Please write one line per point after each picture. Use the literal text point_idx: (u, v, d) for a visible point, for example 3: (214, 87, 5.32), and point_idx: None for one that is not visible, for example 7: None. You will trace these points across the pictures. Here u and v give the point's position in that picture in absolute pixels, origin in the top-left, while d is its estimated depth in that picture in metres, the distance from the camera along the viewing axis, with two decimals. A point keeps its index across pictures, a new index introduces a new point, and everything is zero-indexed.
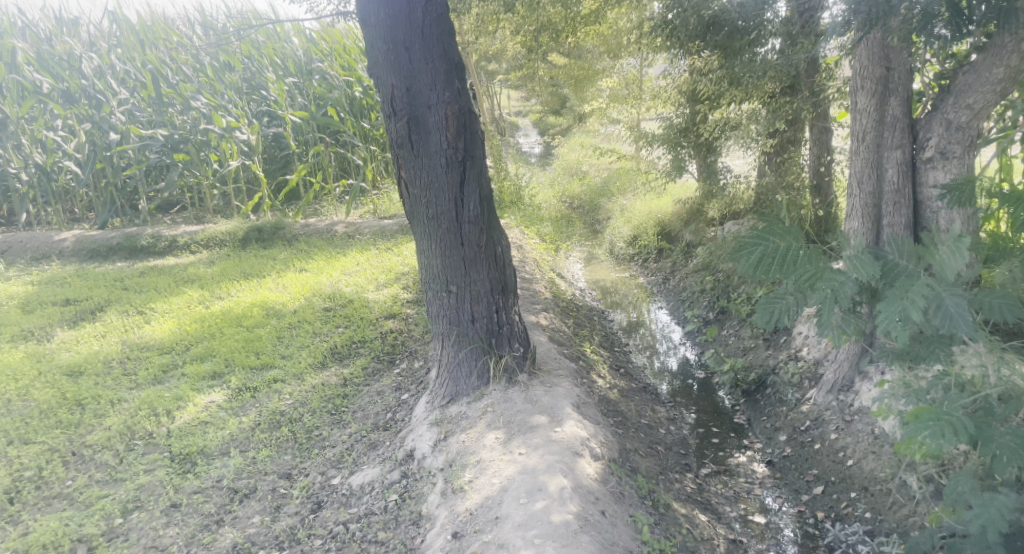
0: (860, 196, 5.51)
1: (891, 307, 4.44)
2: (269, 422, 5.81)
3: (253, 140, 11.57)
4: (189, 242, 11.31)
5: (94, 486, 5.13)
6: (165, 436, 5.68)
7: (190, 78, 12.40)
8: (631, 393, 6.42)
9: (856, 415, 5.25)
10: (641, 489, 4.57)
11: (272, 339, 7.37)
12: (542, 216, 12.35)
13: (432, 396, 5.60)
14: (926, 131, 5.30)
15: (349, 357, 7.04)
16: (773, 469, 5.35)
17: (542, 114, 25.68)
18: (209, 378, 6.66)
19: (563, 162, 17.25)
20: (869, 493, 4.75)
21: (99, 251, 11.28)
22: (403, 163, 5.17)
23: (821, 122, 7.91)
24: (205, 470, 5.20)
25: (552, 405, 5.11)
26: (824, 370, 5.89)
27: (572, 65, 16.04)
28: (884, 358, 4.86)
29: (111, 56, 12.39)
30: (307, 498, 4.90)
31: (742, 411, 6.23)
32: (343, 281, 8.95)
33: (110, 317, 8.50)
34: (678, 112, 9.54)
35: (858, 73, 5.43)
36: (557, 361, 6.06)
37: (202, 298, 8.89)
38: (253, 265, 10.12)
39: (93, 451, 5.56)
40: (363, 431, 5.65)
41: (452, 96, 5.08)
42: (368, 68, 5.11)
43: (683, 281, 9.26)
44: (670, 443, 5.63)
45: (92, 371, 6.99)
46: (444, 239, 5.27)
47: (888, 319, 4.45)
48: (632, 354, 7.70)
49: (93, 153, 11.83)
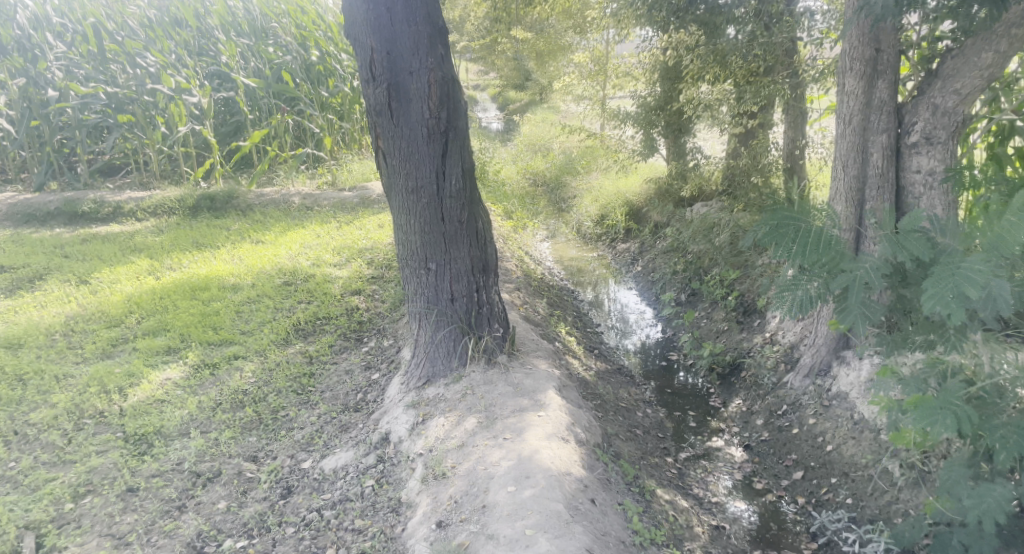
0: (845, 180, 5.39)
1: (936, 282, 3.98)
2: (231, 401, 5.52)
3: (205, 103, 10.95)
4: (134, 209, 10.68)
5: (40, 469, 4.75)
6: (117, 415, 5.32)
7: (136, 33, 11.66)
8: (607, 375, 6.33)
9: (834, 400, 5.26)
10: (627, 475, 4.49)
11: (230, 313, 7.00)
12: (507, 193, 12.14)
13: (407, 378, 5.40)
14: (911, 115, 5.22)
15: (313, 334, 6.74)
16: (751, 454, 5.35)
17: (501, 89, 25.32)
18: (163, 353, 6.30)
19: (525, 138, 17.03)
20: (849, 479, 4.77)
21: (36, 216, 10.60)
22: (382, 132, 4.89)
23: (798, 105, 7.73)
24: (163, 452, 4.88)
25: (534, 389, 4.98)
26: (800, 354, 5.86)
27: (536, 40, 15.79)
28: (880, 345, 4.64)
29: (48, 7, 11.55)
30: (276, 483, 4.65)
31: (717, 395, 6.21)
32: (302, 255, 8.58)
33: (50, 286, 7.96)
34: (650, 90, 9.39)
35: (846, 54, 5.28)
36: (535, 343, 5.92)
37: (151, 268, 8.41)
38: (205, 234, 9.65)
39: (37, 431, 5.16)
40: (332, 412, 5.42)
41: (436, 63, 4.81)
42: (346, 30, 4.79)
43: (652, 262, 9.22)
44: (647, 426, 5.57)
45: (32, 344, 6.52)
46: (424, 214, 5.03)
47: (935, 297, 3.95)
48: (604, 335, 7.62)
49: (28, 110, 11.24)
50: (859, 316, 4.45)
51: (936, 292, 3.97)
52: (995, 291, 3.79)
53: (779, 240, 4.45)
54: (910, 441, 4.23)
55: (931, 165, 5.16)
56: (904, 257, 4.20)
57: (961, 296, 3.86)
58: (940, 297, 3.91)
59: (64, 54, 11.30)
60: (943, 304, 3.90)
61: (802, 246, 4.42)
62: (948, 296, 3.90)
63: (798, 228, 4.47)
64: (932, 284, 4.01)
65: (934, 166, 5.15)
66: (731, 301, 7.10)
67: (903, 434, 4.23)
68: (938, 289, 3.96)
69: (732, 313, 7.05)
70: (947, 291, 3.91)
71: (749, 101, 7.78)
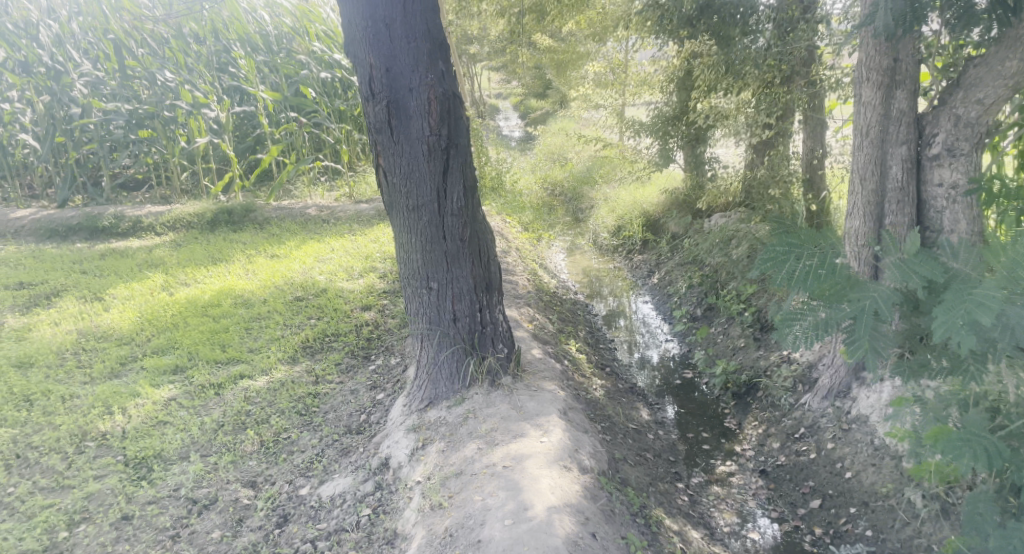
0: (863, 193, 5.17)
1: (951, 310, 3.77)
2: (233, 423, 5.44)
3: (223, 117, 10.97)
4: (153, 223, 10.74)
5: (37, 495, 4.72)
6: (119, 438, 5.28)
7: (156, 49, 11.75)
8: (618, 395, 6.14)
9: (853, 424, 5.03)
10: (633, 505, 4.31)
11: (239, 330, 6.94)
12: (524, 204, 12.00)
13: (410, 399, 5.28)
14: (932, 126, 4.98)
15: (321, 352, 6.64)
16: (766, 480, 5.13)
17: (522, 96, 25.21)
18: (170, 372, 6.24)
19: (545, 148, 16.90)
20: (869, 509, 4.55)
21: (58, 231, 10.71)
22: (382, 150, 4.79)
23: (816, 115, 7.45)
24: (161, 477, 4.84)
25: (538, 412, 4.84)
26: (818, 374, 5.63)
27: (555, 49, 15.68)
28: (899, 372, 4.42)
29: (72, 25, 11.70)
30: (273, 510, 4.58)
31: (732, 416, 6.00)
32: (316, 269, 8.52)
33: (65, 303, 7.98)
34: (667, 100, 9.21)
35: (863, 63, 5.05)
36: (542, 363, 5.76)
37: (166, 283, 8.41)
38: (221, 248, 9.65)
39: (39, 454, 5.13)
40: (335, 434, 5.32)
41: (436, 78, 4.69)
42: (345, 47, 4.70)
43: (669, 275, 9.01)
44: (659, 449, 5.38)
45: (43, 363, 6.51)
46: (426, 232, 4.91)
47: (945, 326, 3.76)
48: (618, 351, 7.44)
49: (53, 127, 11.29)
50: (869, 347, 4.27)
51: (948, 319, 3.77)
52: (1013, 320, 3.60)
53: (780, 266, 4.21)
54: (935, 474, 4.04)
55: (954, 178, 4.92)
56: (914, 284, 3.96)
57: (971, 324, 3.68)
58: (951, 327, 3.72)
59: (87, 71, 11.42)
60: (953, 331, 3.72)
61: (810, 275, 4.19)
62: (958, 323, 3.72)
63: (802, 254, 4.24)
64: (942, 309, 3.83)
65: (958, 178, 4.91)
66: (748, 317, 6.89)
67: (924, 466, 4.06)
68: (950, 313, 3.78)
69: (748, 329, 6.83)
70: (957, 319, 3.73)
71: (764, 111, 7.63)
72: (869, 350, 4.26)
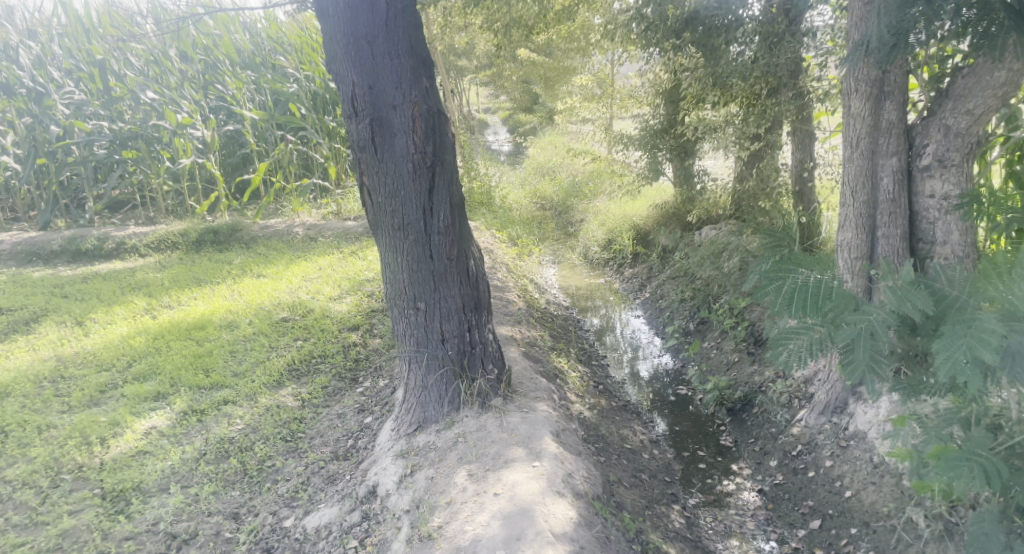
0: (854, 206, 5.09)
1: (954, 347, 3.74)
2: (216, 451, 5.29)
3: (208, 137, 10.84)
4: (137, 244, 10.56)
5: (9, 532, 4.58)
6: (96, 470, 5.11)
7: (140, 69, 11.57)
8: (611, 413, 6.02)
9: (851, 440, 4.94)
10: (629, 531, 4.22)
11: (223, 354, 6.77)
12: (513, 219, 11.93)
13: (397, 423, 5.14)
14: (922, 136, 4.92)
15: (308, 375, 6.48)
16: (764, 499, 5.02)
17: (510, 112, 25.21)
18: (151, 399, 6.05)
19: (534, 162, 16.85)
20: (870, 529, 4.44)
21: (39, 254, 10.50)
22: (366, 168, 4.68)
23: (804, 126, 7.38)
24: (140, 511, 4.72)
25: (530, 435, 4.72)
26: (815, 389, 5.52)
27: (542, 64, 15.70)
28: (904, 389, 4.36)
29: (54, 46, 11.52)
30: (256, 544, 4.51)
31: (728, 433, 5.88)
32: (303, 288, 8.37)
33: (45, 328, 7.79)
34: (654, 113, 9.16)
35: (851, 75, 4.98)
36: (534, 382, 5.63)
37: (149, 306, 8.23)
38: (207, 269, 9.49)
39: (13, 489, 4.96)
40: (321, 461, 5.19)
41: (420, 95, 4.59)
42: (326, 65, 4.60)
43: (661, 288, 8.92)
44: (654, 470, 5.25)
45: (20, 392, 6.31)
46: (412, 251, 4.79)
47: (951, 362, 3.75)
48: (610, 368, 7.33)
49: (35, 148, 10.99)
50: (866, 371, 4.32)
51: (952, 356, 3.76)
52: (1016, 347, 3.60)
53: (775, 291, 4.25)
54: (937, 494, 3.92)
55: (946, 190, 4.86)
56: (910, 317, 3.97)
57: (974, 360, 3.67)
58: (957, 364, 3.71)
59: (69, 92, 11.20)
60: (960, 371, 3.71)
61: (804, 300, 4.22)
62: (962, 360, 3.70)
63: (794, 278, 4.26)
64: (943, 344, 3.81)
65: (949, 190, 4.85)
66: (740, 332, 6.79)
67: (926, 485, 3.95)
68: (953, 352, 3.75)
69: (742, 344, 6.74)
70: (962, 350, 3.73)
71: (753, 124, 7.57)
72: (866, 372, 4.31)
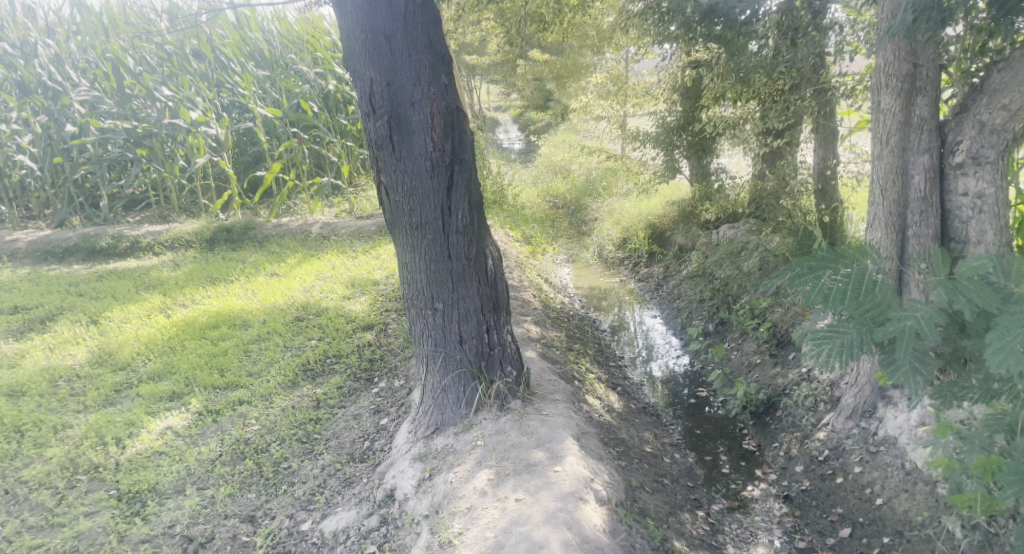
0: (884, 204, 4.95)
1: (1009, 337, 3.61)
2: (232, 452, 5.23)
3: (222, 135, 10.81)
4: (152, 243, 10.54)
5: (25, 534, 4.55)
6: (113, 471, 5.07)
7: (154, 67, 11.55)
8: (631, 416, 5.92)
9: (881, 446, 4.84)
10: (653, 538, 4.13)
11: (238, 353, 6.71)
12: (526, 218, 11.83)
13: (415, 426, 5.06)
14: (955, 132, 4.75)
15: (323, 375, 6.40)
16: (791, 505, 4.91)
17: (522, 110, 25.06)
18: (166, 399, 6.00)
19: (546, 160, 16.72)
20: (904, 539, 4.34)
21: (54, 253, 10.50)
22: (383, 166, 4.59)
23: (827, 122, 7.19)
24: (156, 513, 4.67)
25: (550, 439, 4.64)
26: (841, 393, 5.41)
27: (554, 62, 15.57)
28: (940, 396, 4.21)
29: (69, 44, 11.53)
30: (273, 547, 4.45)
31: (751, 437, 5.76)
32: (317, 287, 8.31)
33: (60, 327, 7.76)
34: (671, 109, 9.04)
35: (881, 69, 4.84)
36: (552, 384, 5.54)
37: (163, 305, 8.19)
38: (221, 268, 9.45)
39: (29, 490, 4.93)
40: (337, 463, 5.11)
41: (438, 92, 4.51)
42: (343, 61, 4.52)
43: (678, 288, 8.80)
44: (676, 474, 5.14)
45: (36, 391, 6.28)
46: (429, 251, 4.71)
47: (1002, 351, 3.62)
48: (628, 368, 7.22)
49: (50, 147, 11.00)
50: (910, 373, 4.20)
51: (1004, 346, 3.63)
52: None
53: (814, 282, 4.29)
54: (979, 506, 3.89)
55: (980, 188, 4.69)
56: (963, 305, 3.95)
57: None
58: (1010, 353, 3.58)
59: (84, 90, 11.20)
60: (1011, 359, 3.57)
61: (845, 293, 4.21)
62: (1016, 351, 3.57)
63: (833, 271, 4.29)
64: (997, 334, 3.68)
65: (983, 188, 4.68)
66: (763, 332, 6.67)
67: (968, 495, 3.93)
68: (1006, 342, 3.62)
69: (764, 345, 6.62)
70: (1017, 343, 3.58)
71: (774, 120, 7.34)
72: (909, 375, 4.19)
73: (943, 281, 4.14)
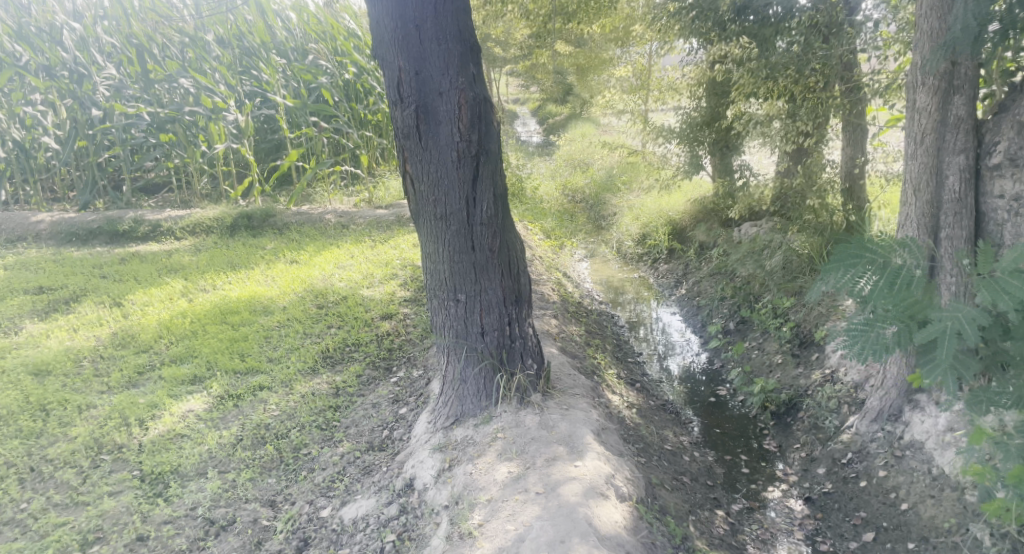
0: (917, 204, 4.86)
1: None
2: (252, 437, 5.25)
3: (243, 122, 10.82)
4: (173, 228, 10.61)
5: (51, 512, 4.61)
6: (136, 452, 5.12)
7: (178, 53, 11.58)
8: (650, 412, 5.88)
9: (907, 451, 4.78)
10: (674, 537, 4.11)
11: (258, 339, 6.74)
12: (545, 211, 11.75)
13: (434, 416, 5.05)
14: (993, 133, 4.72)
15: (342, 363, 6.41)
16: (813, 508, 4.86)
17: (542, 102, 24.90)
18: (188, 382, 6.04)
19: (565, 153, 16.61)
20: (930, 546, 4.29)
21: (77, 235, 10.60)
22: (409, 157, 4.57)
23: (857, 121, 7.07)
24: (177, 495, 4.71)
25: (571, 433, 4.61)
26: (866, 395, 5.34)
27: (576, 54, 15.44)
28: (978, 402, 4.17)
29: (96, 29, 11.61)
30: (293, 533, 4.47)
31: (772, 437, 5.71)
32: (336, 276, 8.32)
33: (83, 308, 7.83)
34: (696, 105, 8.95)
35: (918, 67, 4.75)
36: (572, 379, 5.51)
37: (185, 289, 8.24)
38: (241, 254, 9.49)
39: (54, 468, 4.99)
40: (356, 451, 5.12)
41: (466, 82, 4.47)
42: (372, 50, 4.50)
43: (698, 285, 8.72)
44: (696, 473, 5.10)
45: (60, 371, 6.35)
46: (453, 242, 4.69)
47: None
48: (646, 365, 7.17)
49: (75, 130, 11.09)
50: (948, 374, 4.10)
51: None
52: None
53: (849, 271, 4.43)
54: (1010, 514, 3.83)
55: (1017, 190, 4.60)
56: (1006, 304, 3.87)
57: None
58: None
59: (109, 74, 11.27)
60: None
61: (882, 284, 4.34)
62: None
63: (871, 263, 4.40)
64: None
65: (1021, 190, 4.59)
66: (786, 332, 6.60)
67: (999, 506, 3.88)
68: None
69: (786, 345, 6.54)
70: None
71: (804, 118, 7.18)
72: (949, 375, 4.10)
73: (988, 280, 4.05)
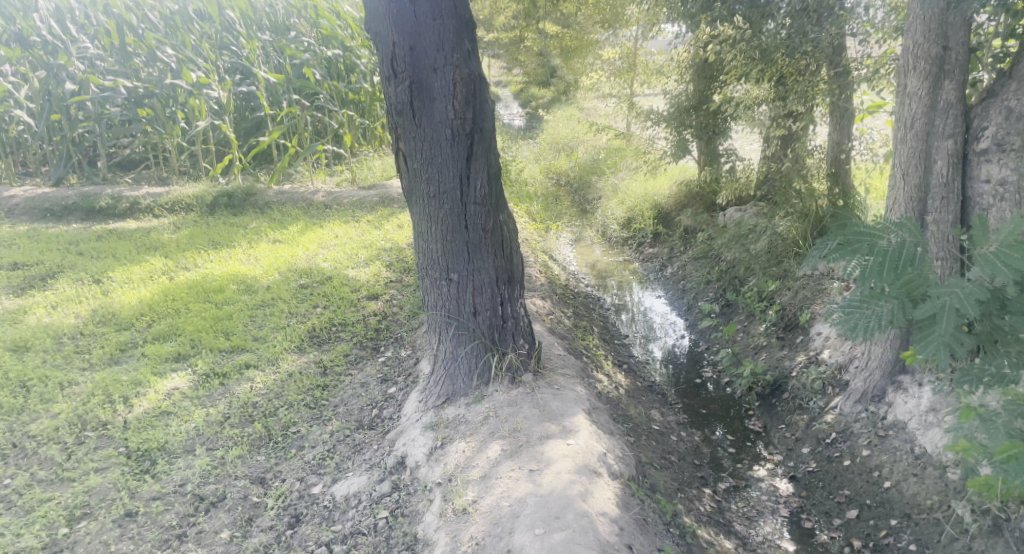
0: (905, 188, 4.94)
1: None
2: (240, 415, 5.22)
3: (225, 98, 10.61)
4: (152, 205, 10.42)
5: (35, 487, 4.55)
6: (121, 429, 5.06)
7: (157, 26, 11.29)
8: (638, 393, 5.94)
9: (890, 430, 4.88)
10: (665, 514, 4.18)
11: (243, 318, 6.66)
12: (530, 194, 11.71)
13: (425, 395, 5.06)
14: (981, 119, 4.76)
15: (328, 343, 6.36)
16: (797, 486, 4.96)
17: (525, 85, 24.69)
18: (172, 359, 5.97)
19: (549, 137, 16.53)
20: (912, 522, 4.40)
21: (52, 211, 10.37)
22: (402, 134, 4.52)
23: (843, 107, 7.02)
24: (165, 471, 4.68)
25: (563, 412, 4.65)
26: (850, 377, 5.44)
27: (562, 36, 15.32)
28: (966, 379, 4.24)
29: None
30: (284, 510, 4.46)
31: (757, 417, 5.79)
32: (320, 256, 8.24)
33: (61, 285, 7.68)
34: (684, 89, 8.93)
35: (910, 52, 4.81)
36: (562, 359, 5.54)
37: (166, 267, 8.11)
38: (222, 232, 9.36)
39: (36, 444, 4.92)
40: (346, 430, 5.11)
41: (462, 58, 4.44)
42: (365, 24, 4.43)
43: (683, 269, 8.79)
44: (683, 452, 5.17)
45: (39, 347, 6.23)
46: (446, 221, 4.66)
47: None
48: (633, 347, 7.22)
49: (50, 103, 10.80)
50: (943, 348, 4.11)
51: None
52: None
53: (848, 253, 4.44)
54: (993, 490, 3.94)
55: (1002, 174, 4.65)
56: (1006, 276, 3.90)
57: None
58: None
59: (84, 47, 10.98)
60: None
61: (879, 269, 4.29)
62: None
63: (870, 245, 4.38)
64: None
65: (1007, 175, 4.63)
66: (771, 315, 6.69)
67: (983, 482, 3.98)
68: None
69: (772, 328, 6.63)
70: None
71: (794, 102, 7.24)
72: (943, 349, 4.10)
73: (988, 254, 4.07)
